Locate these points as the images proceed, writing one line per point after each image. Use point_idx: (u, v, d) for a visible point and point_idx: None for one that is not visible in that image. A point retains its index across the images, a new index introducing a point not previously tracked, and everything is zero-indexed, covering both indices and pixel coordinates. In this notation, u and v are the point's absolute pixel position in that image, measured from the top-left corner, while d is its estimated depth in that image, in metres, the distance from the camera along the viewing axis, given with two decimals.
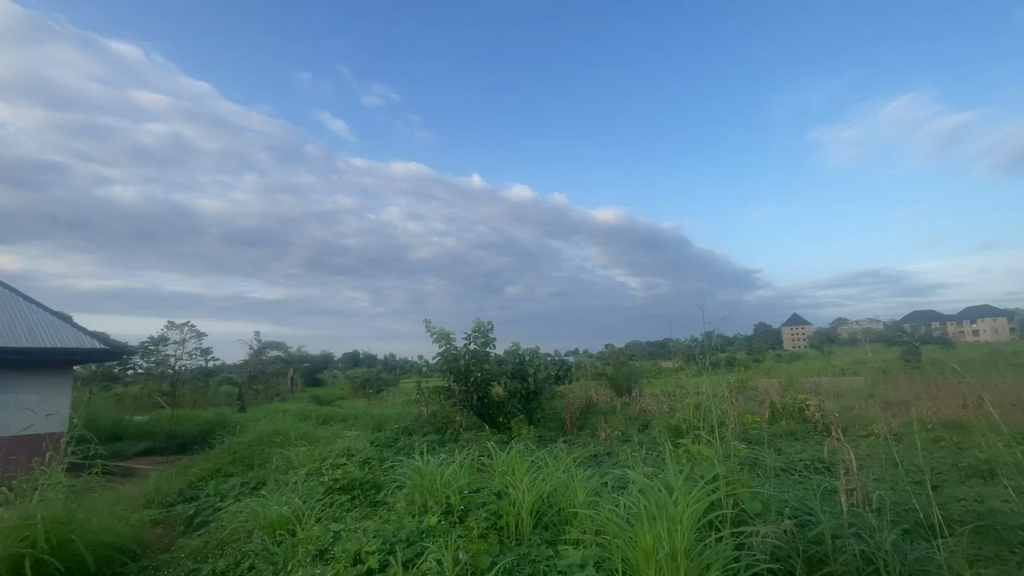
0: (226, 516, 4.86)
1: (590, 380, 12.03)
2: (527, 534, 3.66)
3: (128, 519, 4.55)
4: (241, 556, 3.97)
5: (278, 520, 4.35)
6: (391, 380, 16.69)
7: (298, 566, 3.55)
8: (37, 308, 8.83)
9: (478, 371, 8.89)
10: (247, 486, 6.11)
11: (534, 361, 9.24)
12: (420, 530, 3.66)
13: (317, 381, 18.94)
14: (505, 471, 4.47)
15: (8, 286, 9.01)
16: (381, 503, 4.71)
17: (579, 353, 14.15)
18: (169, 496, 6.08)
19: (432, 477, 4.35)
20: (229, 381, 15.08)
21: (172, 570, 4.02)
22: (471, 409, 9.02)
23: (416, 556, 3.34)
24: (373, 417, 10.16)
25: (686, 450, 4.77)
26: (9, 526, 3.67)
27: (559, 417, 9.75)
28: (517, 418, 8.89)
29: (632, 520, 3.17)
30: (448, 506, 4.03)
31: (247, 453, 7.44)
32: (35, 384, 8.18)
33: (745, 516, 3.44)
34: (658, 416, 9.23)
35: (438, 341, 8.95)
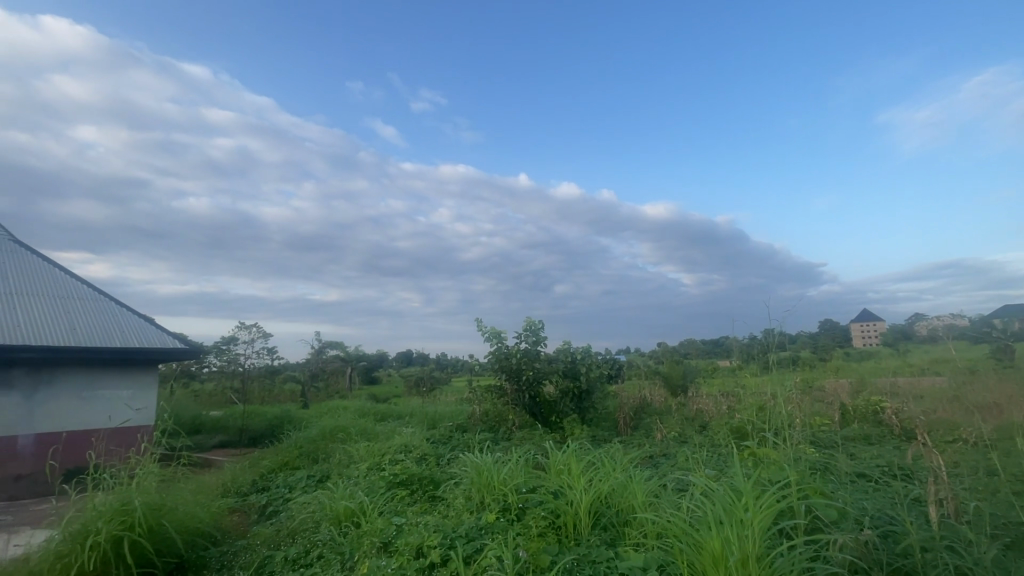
0: (296, 506, 5.13)
1: (644, 379, 11.76)
2: (586, 534, 3.62)
3: (209, 507, 4.89)
4: (311, 545, 4.17)
5: (343, 512, 4.52)
6: (444, 379, 17.04)
7: (363, 557, 3.69)
8: (128, 312, 9.68)
9: (530, 370, 8.90)
10: (313, 479, 6.41)
11: (586, 360, 9.13)
12: (479, 526, 3.71)
13: (373, 379, 19.65)
14: (561, 471, 4.45)
15: (104, 293, 9.94)
16: (440, 499, 4.82)
17: (631, 352, 13.88)
18: (244, 486, 6.49)
19: (489, 474, 4.39)
20: (293, 378, 15.91)
21: (250, 555, 4.28)
22: (523, 408, 9.04)
23: (476, 552, 3.38)
24: (428, 415, 10.38)
25: (752, 452, 4.56)
26: (110, 510, 4.04)
27: (613, 417, 9.59)
28: (570, 417, 8.84)
29: (698, 523, 3.07)
30: (505, 503, 4.05)
31: (311, 447, 7.81)
32: (126, 381, 8.94)
33: (820, 524, 3.24)
34: (717, 416, 8.88)
35: (489, 341, 9.04)
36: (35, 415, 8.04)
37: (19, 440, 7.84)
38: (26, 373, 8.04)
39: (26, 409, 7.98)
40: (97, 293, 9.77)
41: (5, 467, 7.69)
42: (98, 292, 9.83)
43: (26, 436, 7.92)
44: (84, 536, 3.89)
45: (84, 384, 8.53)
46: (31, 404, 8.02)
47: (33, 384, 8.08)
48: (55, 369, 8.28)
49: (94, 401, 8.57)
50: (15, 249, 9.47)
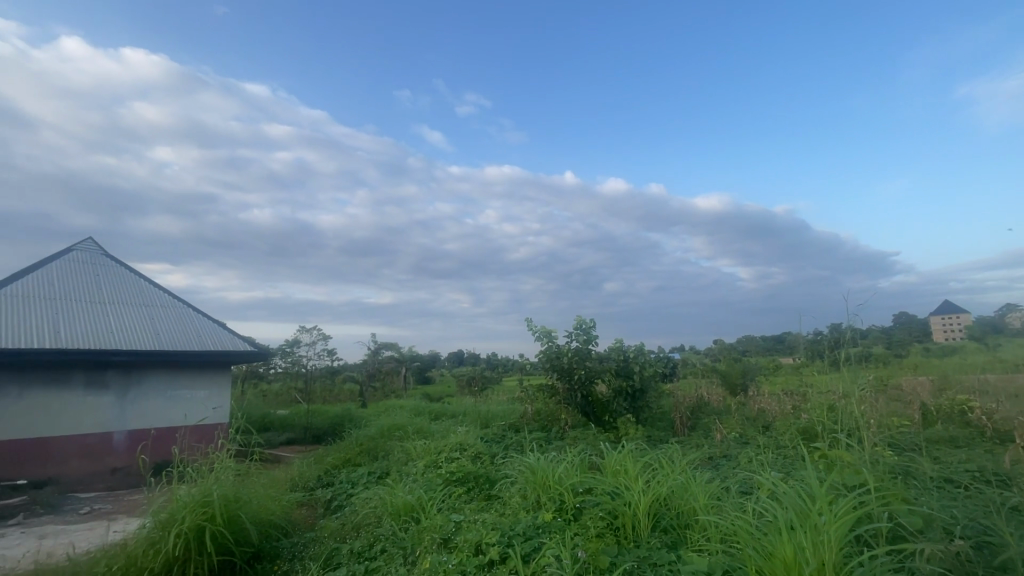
0: (358, 501, 5.34)
1: (700, 378, 11.37)
2: (645, 536, 3.53)
3: (279, 500, 5.18)
4: (374, 539, 4.32)
5: (403, 507, 4.66)
6: (495, 378, 17.21)
7: (424, 552, 3.78)
8: (203, 317, 10.41)
9: (582, 370, 8.82)
10: (374, 475, 6.66)
11: (638, 359, 8.98)
12: (536, 526, 3.71)
13: (426, 379, 20.15)
14: (617, 471, 4.38)
15: (182, 300, 10.74)
16: (496, 497, 4.87)
17: (685, 351, 13.48)
18: (310, 481, 6.82)
19: (544, 473, 4.38)
20: (352, 379, 16.56)
21: (318, 547, 4.51)
22: (576, 407, 8.97)
23: (534, 551, 3.39)
24: (481, 414, 10.53)
25: (823, 454, 4.31)
26: (193, 501, 4.34)
27: (668, 417, 9.36)
28: (624, 417, 8.68)
29: (766, 527, 2.93)
30: (562, 504, 4.03)
31: (371, 445, 8.10)
32: (203, 382, 9.61)
33: (903, 532, 3.00)
34: (781, 416, 8.45)
35: (540, 340, 9.03)
36: (126, 413, 8.80)
37: (113, 436, 8.62)
38: (118, 374, 8.81)
39: (119, 407, 8.75)
40: (176, 301, 10.58)
41: (103, 460, 8.49)
42: (177, 299, 10.64)
43: (119, 432, 8.69)
44: (172, 524, 4.22)
45: (167, 384, 9.25)
46: (122, 403, 8.79)
47: (124, 385, 8.85)
48: (142, 371, 9.03)
49: (176, 400, 9.28)
50: (107, 263, 10.43)
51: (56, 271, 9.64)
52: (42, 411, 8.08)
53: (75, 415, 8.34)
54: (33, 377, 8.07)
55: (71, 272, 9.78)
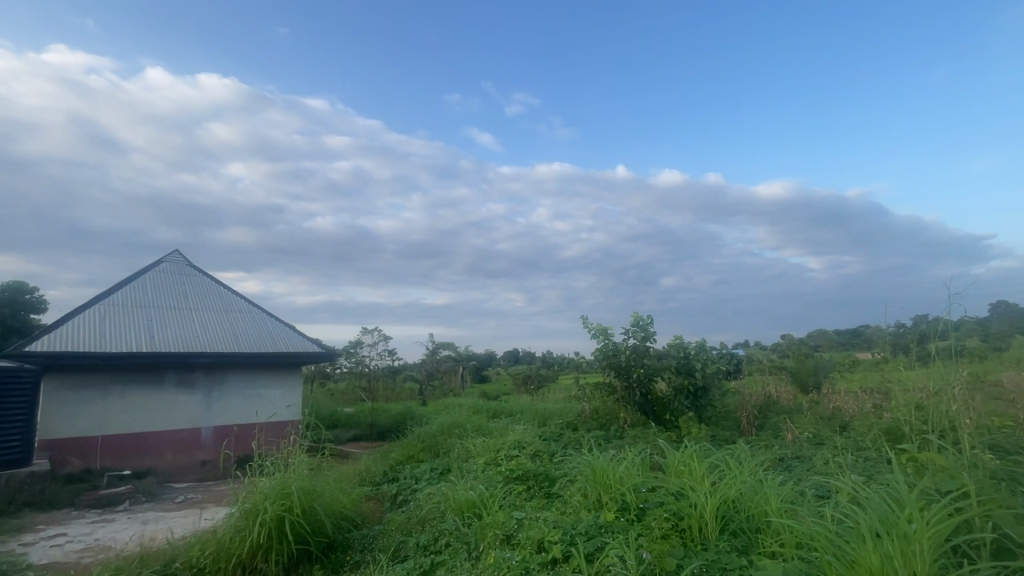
0: (423, 496, 5.52)
1: (767, 375, 10.79)
2: (714, 538, 3.40)
3: (349, 494, 5.44)
4: (439, 534, 4.45)
5: (466, 503, 4.75)
6: (550, 377, 17.15)
7: (488, 548, 3.84)
8: (276, 321, 11.11)
9: (640, 367, 8.62)
10: (436, 471, 6.85)
11: (700, 356, 8.67)
12: (598, 525, 3.67)
13: (483, 377, 20.47)
14: (682, 471, 4.25)
15: (256, 305, 11.50)
16: (556, 496, 4.87)
17: (751, 347, 12.84)
18: (377, 476, 7.11)
19: (604, 472, 4.33)
20: (412, 377, 17.08)
21: (387, 539, 4.70)
22: (635, 406, 8.78)
23: (597, 550, 3.36)
24: (538, 412, 10.54)
25: (912, 457, 3.97)
26: (274, 492, 4.65)
27: (733, 416, 8.97)
28: (686, 415, 8.42)
29: (848, 534, 2.75)
30: (624, 503, 3.96)
31: (432, 442, 8.32)
32: (277, 381, 10.25)
33: (1009, 545, 2.72)
34: (860, 416, 7.86)
35: (596, 337, 8.92)
36: (211, 411, 9.55)
37: (201, 432, 9.38)
38: (204, 374, 9.57)
39: (205, 406, 9.51)
40: (252, 306, 11.34)
41: (194, 453, 9.29)
42: (252, 304, 11.41)
43: (206, 428, 9.44)
44: (255, 514, 4.54)
45: (246, 384, 9.94)
46: (208, 402, 9.54)
47: (209, 385, 9.60)
48: (224, 371, 9.76)
49: (254, 398, 9.97)
50: (192, 273, 11.35)
51: (149, 281, 10.61)
52: (140, 409, 8.92)
53: (168, 413, 9.15)
54: (132, 378, 8.92)
55: (162, 282, 10.74)
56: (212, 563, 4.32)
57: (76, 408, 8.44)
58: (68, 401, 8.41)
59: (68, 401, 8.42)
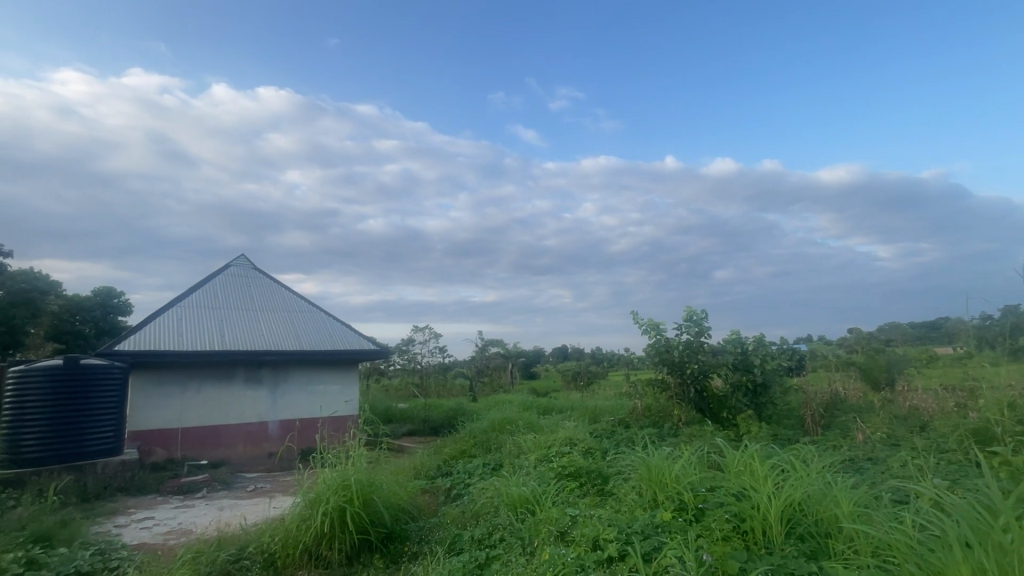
0: (476, 491, 5.60)
1: (834, 371, 10.16)
2: (779, 542, 3.25)
3: (406, 487, 5.59)
4: (493, 528, 4.50)
5: (519, 499, 4.77)
6: (600, 374, 16.97)
7: (543, 544, 3.85)
8: (333, 320, 11.59)
9: (695, 363, 8.35)
10: (488, 466, 6.94)
11: (759, 352, 8.30)
12: (655, 525, 3.60)
13: (532, 374, 20.53)
14: (742, 471, 4.09)
15: (315, 305, 12.04)
16: (610, 493, 4.82)
17: (814, 342, 12.14)
18: (431, 471, 7.28)
19: (659, 470, 4.24)
20: (462, 374, 17.37)
21: (443, 532, 4.80)
22: (690, 403, 8.51)
23: (654, 550, 3.29)
24: (588, 409, 10.45)
25: (1005, 461, 3.62)
26: (336, 484, 4.85)
27: (796, 415, 8.53)
28: (745, 413, 8.09)
29: (933, 543, 2.55)
30: (682, 503, 3.84)
31: (484, 438, 8.43)
32: (336, 378, 10.70)
33: None
34: (941, 415, 7.26)
35: (647, 333, 8.72)
36: (277, 405, 10.11)
37: (269, 425, 9.96)
38: (269, 371, 10.14)
39: (271, 400, 10.08)
40: (311, 306, 11.89)
41: (262, 445, 9.89)
42: (311, 304, 11.97)
43: (273, 422, 10.01)
44: (318, 503, 4.75)
45: (308, 380, 10.44)
46: (274, 397, 10.10)
47: (274, 381, 10.16)
48: (288, 369, 10.30)
49: (315, 394, 10.46)
50: (256, 275, 12.04)
51: (219, 284, 11.34)
52: (214, 403, 9.57)
53: (239, 407, 9.78)
54: (206, 375, 9.57)
55: (230, 285, 11.46)
56: (281, 550, 4.57)
57: (158, 402, 9.17)
58: (152, 395, 9.15)
59: (152, 396, 9.16)
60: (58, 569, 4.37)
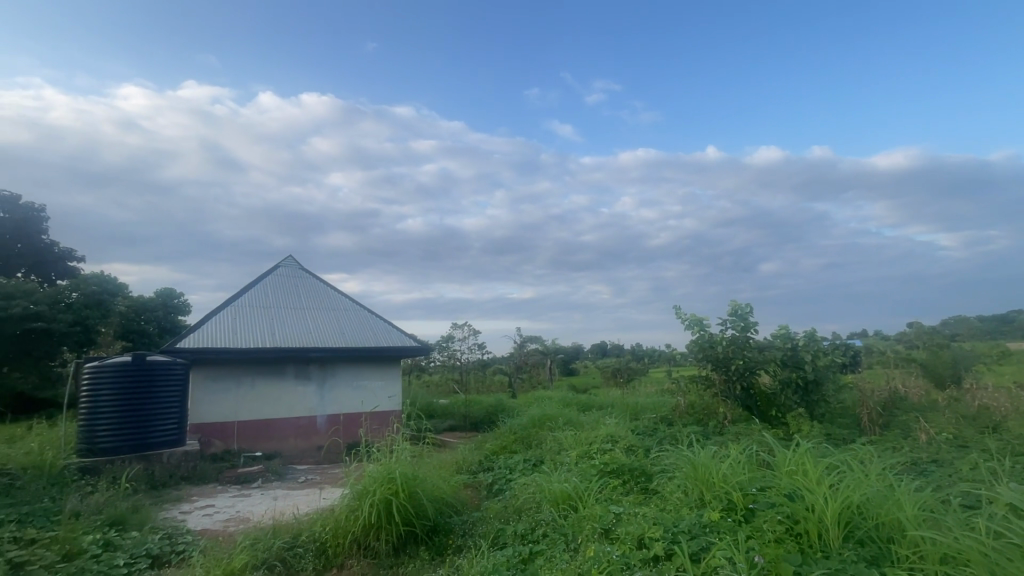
0: (518, 486, 5.63)
1: (893, 368, 9.60)
2: (837, 546, 3.10)
3: (449, 481, 5.69)
4: (536, 524, 4.53)
5: (561, 495, 4.76)
6: (641, 370, 16.69)
7: (587, 541, 3.83)
8: (376, 318, 11.91)
9: (740, 360, 8.08)
10: (529, 462, 6.96)
11: (810, 348, 7.94)
12: (702, 524, 3.51)
13: (571, 371, 20.44)
14: (794, 471, 3.93)
15: (358, 303, 12.40)
16: (654, 491, 4.75)
17: (870, 337, 11.50)
18: (473, 466, 7.36)
19: (706, 469, 4.13)
20: (501, 370, 17.47)
21: (485, 527, 4.86)
22: (735, 400, 8.24)
23: (703, 550, 3.21)
24: (629, 406, 10.30)
25: None
26: (382, 476, 4.98)
27: (851, 414, 8.11)
28: (795, 412, 7.78)
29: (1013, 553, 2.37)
30: (730, 503, 3.72)
31: (524, 434, 8.45)
32: (380, 374, 11.00)
33: None
34: (1017, 415, 6.74)
35: (690, 328, 8.51)
36: (325, 400, 10.49)
37: (317, 419, 10.35)
38: (317, 367, 10.52)
39: (319, 395, 10.47)
40: (355, 304, 12.25)
41: (312, 439, 10.29)
42: (355, 303, 12.33)
43: (321, 416, 10.39)
44: (365, 495, 4.90)
45: (353, 376, 10.78)
46: (322, 392, 10.49)
47: (322, 377, 10.54)
48: (334, 365, 10.65)
49: (360, 389, 10.78)
50: (304, 276, 12.51)
51: (268, 285, 11.85)
52: (267, 398, 10.03)
53: (290, 402, 10.20)
54: (259, 371, 10.04)
55: (279, 285, 11.96)
56: (332, 539, 4.75)
57: (217, 396, 9.70)
58: (210, 390, 9.67)
59: (211, 391, 9.68)
60: (132, 551, 4.70)
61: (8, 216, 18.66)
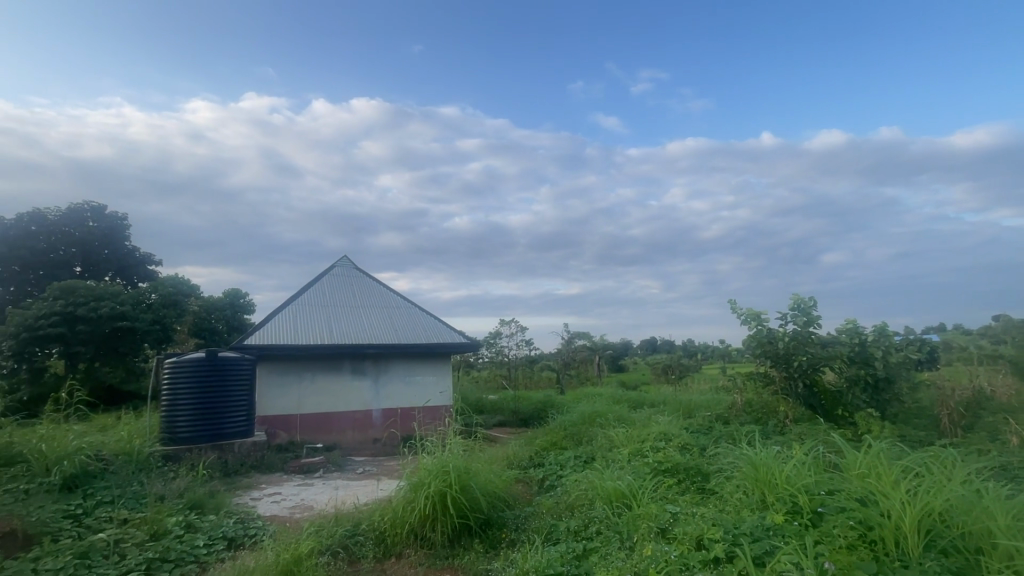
0: (569, 483, 5.62)
1: (977, 365, 8.83)
2: (917, 555, 2.89)
3: (501, 476, 5.75)
4: (589, 521, 4.50)
5: (614, 493, 4.70)
6: (693, 367, 16.21)
7: (643, 539, 3.77)
8: (426, 315, 12.19)
9: (803, 356, 7.68)
10: (581, 459, 6.93)
11: (880, 344, 7.44)
12: (765, 527, 3.37)
13: (620, 367, 20.15)
14: (866, 474, 3.70)
15: (409, 301, 12.72)
16: (711, 492, 4.62)
17: (950, 332, 10.62)
18: (523, 461, 7.40)
19: (768, 470, 3.96)
20: (548, 366, 17.44)
21: (539, 522, 4.89)
22: (798, 399, 7.84)
23: (767, 554, 3.09)
24: (682, 404, 10.01)
25: None
26: (436, 469, 5.11)
27: (929, 414, 7.52)
28: (864, 412, 7.31)
29: None
30: (796, 506, 3.55)
31: (574, 430, 8.41)
32: (431, 369, 11.27)
33: None
34: None
35: (747, 323, 8.17)
36: (380, 395, 10.86)
37: (373, 413, 10.73)
38: (372, 363, 10.90)
39: (374, 390, 10.84)
40: (406, 302, 12.59)
41: (368, 432, 10.69)
42: (406, 301, 12.66)
43: (377, 410, 10.77)
44: (420, 487, 5.03)
45: (406, 371, 11.10)
46: (377, 387, 10.86)
47: (377, 372, 10.91)
48: (388, 361, 11.01)
49: (412, 384, 11.09)
50: (357, 275, 12.98)
51: (325, 284, 12.37)
52: (326, 392, 10.50)
53: (347, 396, 10.63)
54: (319, 366, 10.52)
55: (336, 284, 12.46)
56: (390, 529, 4.92)
57: (281, 390, 10.25)
58: (275, 384, 10.23)
59: (276, 385, 10.24)
60: (210, 533, 5.07)
61: (97, 225, 20.47)
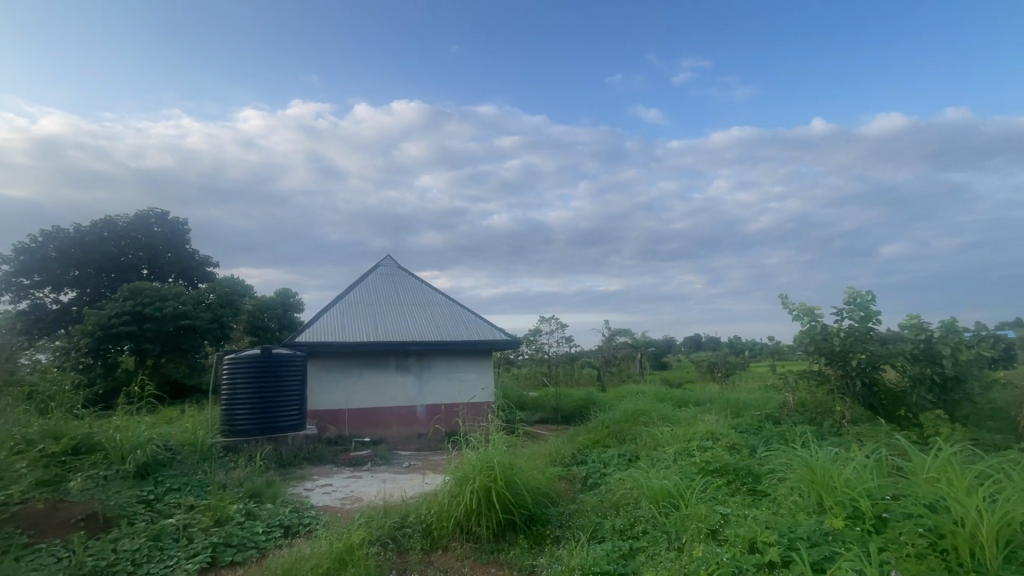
0: (614, 481, 5.55)
1: None
2: (995, 567, 2.69)
3: (544, 473, 5.75)
4: (635, 520, 4.45)
5: (661, 492, 4.61)
6: (740, 364, 15.65)
7: (692, 540, 3.68)
8: (467, 312, 12.34)
9: (861, 354, 7.28)
10: (624, 457, 6.84)
11: (948, 340, 6.94)
12: (824, 532, 3.22)
13: (663, 364, 19.73)
14: (936, 479, 3.48)
15: (450, 299, 12.91)
16: (763, 493, 4.45)
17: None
18: (566, 458, 7.38)
19: (826, 472, 3.78)
20: (589, 364, 17.27)
21: (583, 520, 4.86)
22: (856, 399, 7.44)
23: (826, 561, 2.95)
24: (729, 402, 9.70)
25: None
26: (480, 464, 5.17)
27: (1005, 416, 6.96)
28: (930, 412, 6.85)
29: None
30: (858, 511, 3.37)
31: (617, 428, 8.30)
32: (473, 366, 11.41)
33: None
34: None
35: (800, 319, 7.81)
36: (424, 391, 11.09)
37: (417, 408, 10.97)
38: (415, 360, 11.14)
39: (418, 386, 11.08)
40: (447, 300, 12.78)
41: (413, 427, 10.93)
42: (447, 298, 12.85)
43: (420, 406, 11.01)
44: (465, 481, 5.11)
45: (448, 368, 11.28)
46: (421, 383, 11.09)
47: (420, 369, 11.14)
48: (431, 358, 11.22)
49: (455, 381, 11.26)
50: (400, 274, 13.28)
51: (370, 283, 12.73)
52: (373, 388, 10.81)
53: (392, 392, 10.91)
54: (366, 363, 10.84)
55: (380, 283, 12.80)
56: (436, 523, 5.02)
57: (330, 386, 10.63)
58: (325, 380, 10.63)
59: (325, 381, 10.63)
60: (268, 521, 5.34)
61: (160, 230, 21.89)
